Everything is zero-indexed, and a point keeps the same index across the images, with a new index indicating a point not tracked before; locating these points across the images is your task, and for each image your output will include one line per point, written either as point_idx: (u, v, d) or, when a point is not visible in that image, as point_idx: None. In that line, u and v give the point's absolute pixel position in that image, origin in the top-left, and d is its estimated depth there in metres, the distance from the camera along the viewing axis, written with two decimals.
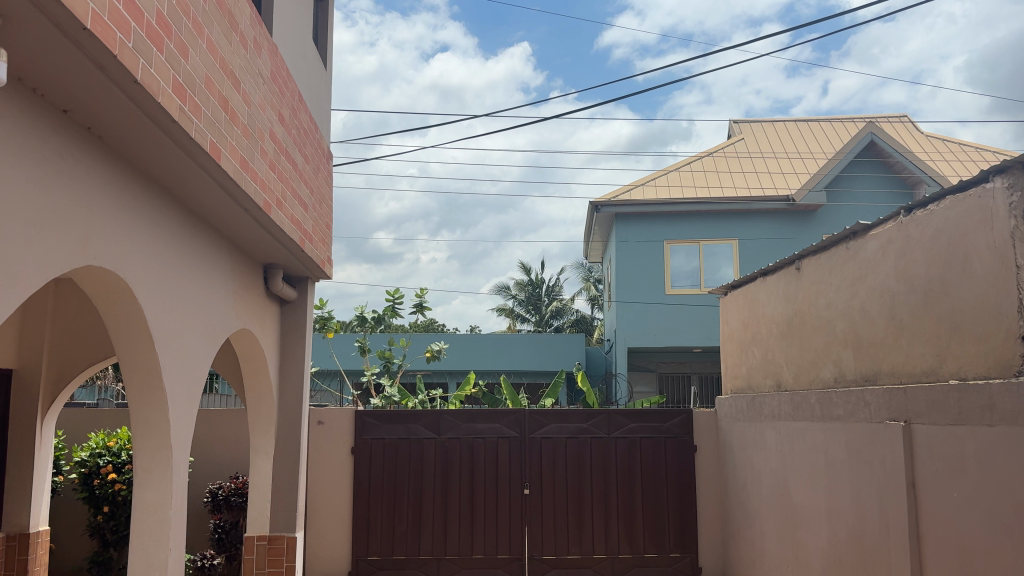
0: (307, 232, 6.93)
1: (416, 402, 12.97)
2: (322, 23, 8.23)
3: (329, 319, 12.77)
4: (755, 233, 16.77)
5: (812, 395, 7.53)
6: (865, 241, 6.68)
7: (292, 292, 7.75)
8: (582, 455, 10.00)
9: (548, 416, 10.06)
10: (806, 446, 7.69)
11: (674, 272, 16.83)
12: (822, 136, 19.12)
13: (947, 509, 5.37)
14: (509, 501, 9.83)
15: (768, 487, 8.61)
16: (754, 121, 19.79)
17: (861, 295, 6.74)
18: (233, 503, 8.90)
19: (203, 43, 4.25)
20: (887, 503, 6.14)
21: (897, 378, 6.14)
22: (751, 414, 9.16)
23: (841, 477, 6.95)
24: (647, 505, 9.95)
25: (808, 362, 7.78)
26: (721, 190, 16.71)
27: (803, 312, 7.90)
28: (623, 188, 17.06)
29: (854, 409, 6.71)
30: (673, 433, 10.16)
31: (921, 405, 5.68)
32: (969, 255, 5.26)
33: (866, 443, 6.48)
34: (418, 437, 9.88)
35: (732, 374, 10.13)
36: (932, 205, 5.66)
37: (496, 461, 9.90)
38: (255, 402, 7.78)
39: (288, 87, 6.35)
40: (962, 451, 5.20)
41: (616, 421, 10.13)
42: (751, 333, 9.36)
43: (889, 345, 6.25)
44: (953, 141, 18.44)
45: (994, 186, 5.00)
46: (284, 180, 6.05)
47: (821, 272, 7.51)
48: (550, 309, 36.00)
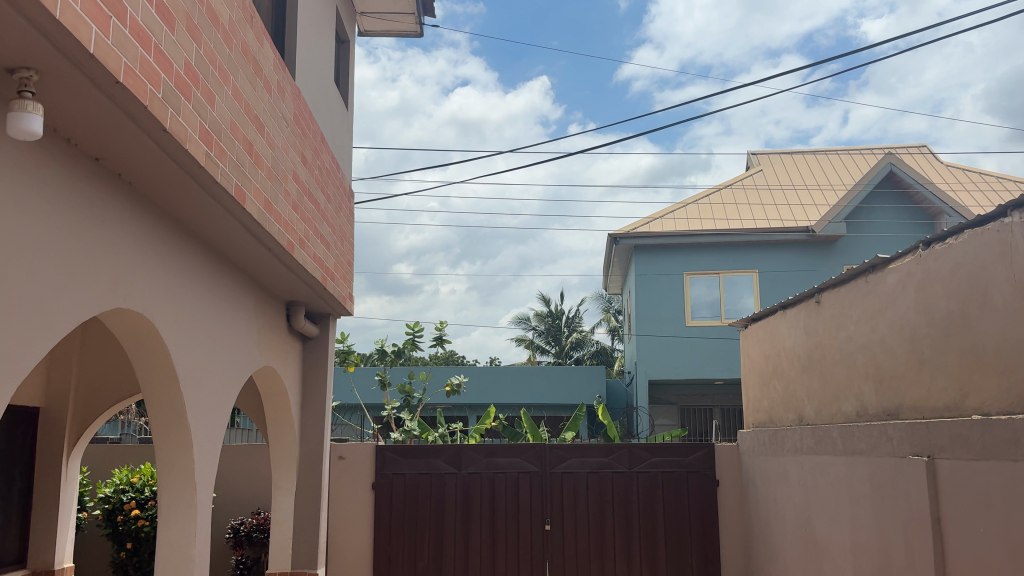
0: (329, 270, 7.03)
1: (437, 436, 12.97)
2: (344, 65, 8.41)
3: (351, 352, 12.85)
4: (774, 264, 16.75)
5: (834, 429, 7.49)
6: (885, 274, 6.68)
7: (314, 328, 7.83)
8: (604, 490, 9.95)
9: (569, 450, 10.05)
10: (829, 480, 7.63)
11: (694, 303, 16.80)
12: (841, 167, 19.12)
13: (973, 547, 5.30)
14: (531, 536, 9.79)
15: (791, 522, 8.52)
16: (773, 153, 19.82)
17: (881, 328, 6.73)
18: (256, 539, 8.92)
19: (229, 90, 4.38)
20: (912, 541, 6.06)
21: (920, 412, 6.11)
22: (773, 448, 9.10)
23: (865, 513, 6.89)
24: (670, 541, 9.87)
25: (830, 395, 7.74)
26: (740, 222, 16.75)
27: (824, 345, 7.88)
28: (641, 221, 17.13)
29: (876, 444, 6.68)
30: (696, 467, 10.09)
31: (944, 440, 5.64)
32: (989, 289, 5.26)
33: (890, 478, 6.43)
34: (438, 472, 9.89)
35: (754, 408, 10.08)
36: (951, 239, 5.68)
37: (517, 496, 9.88)
38: (277, 438, 7.83)
39: (310, 129, 6.47)
40: (987, 487, 5.15)
41: (638, 455, 10.07)
42: (773, 366, 9.31)
43: (912, 379, 6.22)
44: (974, 171, 18.32)
45: (1013, 221, 5.02)
46: (307, 220, 6.16)
47: (841, 305, 7.50)
48: (570, 340, 35.97)
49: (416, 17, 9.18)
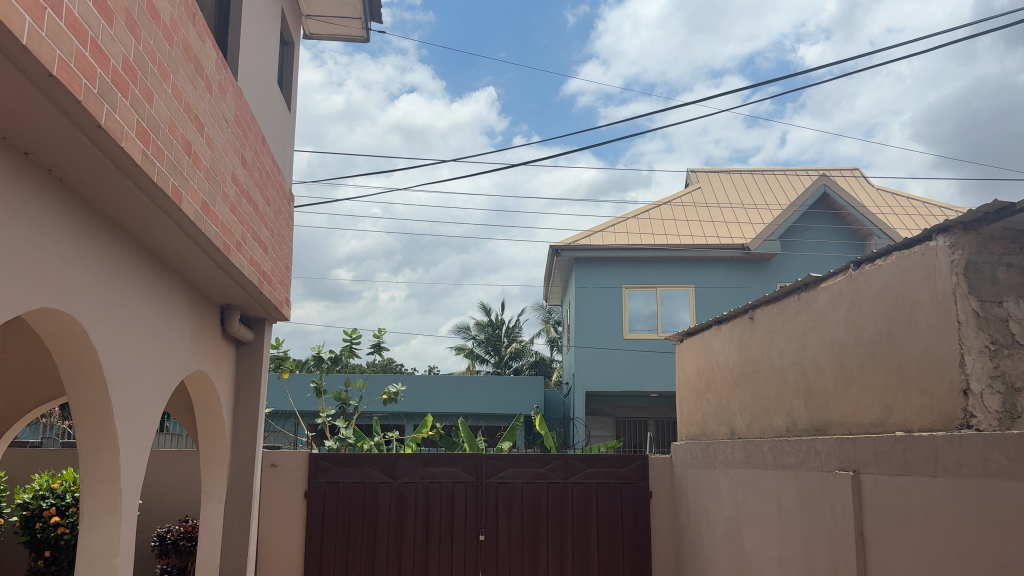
0: (266, 274, 6.91)
1: (372, 444, 12.84)
2: (287, 66, 8.32)
3: (286, 358, 12.64)
4: (710, 280, 17.04)
5: (764, 444, 7.65)
6: (816, 293, 6.86)
7: (249, 333, 7.68)
8: (538, 501, 9.98)
9: (505, 460, 10.02)
10: (758, 493, 7.78)
11: (632, 315, 17.01)
12: (776, 187, 19.60)
13: (893, 560, 5.46)
14: (464, 546, 9.76)
15: (721, 534, 8.67)
16: (712, 171, 20.22)
17: (812, 345, 6.91)
18: (182, 548, 8.71)
19: (169, 88, 4.29)
20: (837, 553, 6.21)
21: (847, 428, 6.29)
22: (704, 461, 9.25)
23: (792, 526, 7.04)
24: (602, 551, 9.95)
25: (761, 410, 7.92)
26: (678, 238, 17.04)
27: (756, 360, 8.05)
28: (582, 234, 17.29)
29: (804, 458, 6.83)
30: (629, 479, 10.20)
31: (869, 456, 5.80)
32: (914, 309, 5.44)
33: (817, 492, 6.58)
34: (373, 481, 9.79)
35: (687, 421, 10.24)
36: (880, 260, 5.86)
37: (452, 506, 9.83)
38: (207, 444, 7.65)
39: (251, 131, 6.36)
40: (909, 502, 5.30)
41: (573, 466, 10.12)
42: (706, 380, 9.50)
43: (840, 396, 6.41)
44: (901, 195, 18.97)
45: (938, 244, 5.21)
46: (244, 222, 6.04)
47: (773, 322, 7.68)
48: (509, 350, 36.08)
49: (363, 23, 9.13)
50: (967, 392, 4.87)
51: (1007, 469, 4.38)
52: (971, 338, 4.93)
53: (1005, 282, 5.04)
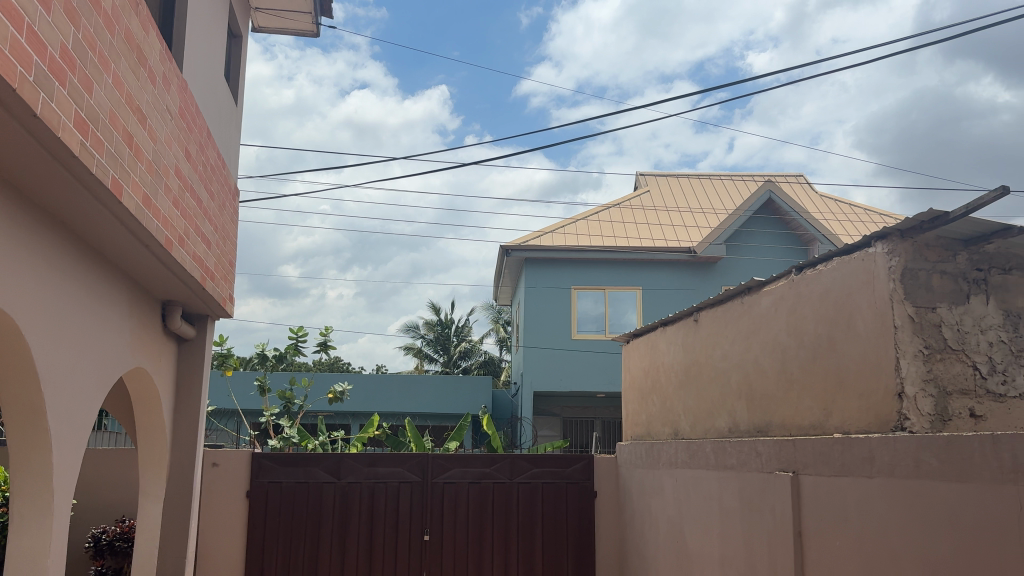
0: (209, 269, 6.78)
1: (317, 444, 12.70)
2: (234, 60, 8.18)
3: (230, 355, 12.43)
4: (657, 282, 17.23)
5: (707, 444, 7.76)
6: (759, 296, 6.98)
7: (191, 330, 7.54)
8: (484, 500, 9.97)
9: (451, 460, 10.00)
10: (701, 493, 7.89)
11: (580, 316, 17.11)
12: (723, 192, 19.90)
13: (829, 558, 5.58)
14: (408, 546, 9.71)
15: (664, 534, 8.76)
16: (661, 174, 20.44)
17: (754, 348, 7.03)
18: (118, 548, 8.50)
19: (109, 78, 4.19)
20: (776, 552, 6.32)
21: (787, 430, 6.42)
22: (648, 461, 9.34)
23: (733, 525, 7.14)
24: (547, 551, 9.99)
25: (705, 411, 8.03)
26: (626, 241, 17.19)
27: (700, 362, 8.17)
28: (532, 234, 17.34)
29: (745, 459, 6.95)
30: (575, 479, 10.26)
31: (808, 457, 5.92)
32: (853, 314, 5.57)
33: (757, 492, 6.70)
34: (317, 481, 9.68)
35: (632, 421, 10.34)
36: (821, 265, 5.99)
37: (397, 506, 9.78)
38: (146, 442, 7.48)
39: (195, 124, 6.25)
40: (845, 502, 5.43)
41: (519, 466, 10.14)
42: (651, 381, 9.60)
43: (780, 397, 6.54)
44: (844, 203, 19.38)
45: (876, 251, 5.35)
46: (187, 217, 5.92)
47: (717, 324, 7.80)
48: (459, 350, 36.01)
49: (313, 17, 9.03)
50: (902, 396, 5.00)
51: (938, 470, 4.51)
52: (906, 343, 5.07)
53: (939, 289, 5.20)
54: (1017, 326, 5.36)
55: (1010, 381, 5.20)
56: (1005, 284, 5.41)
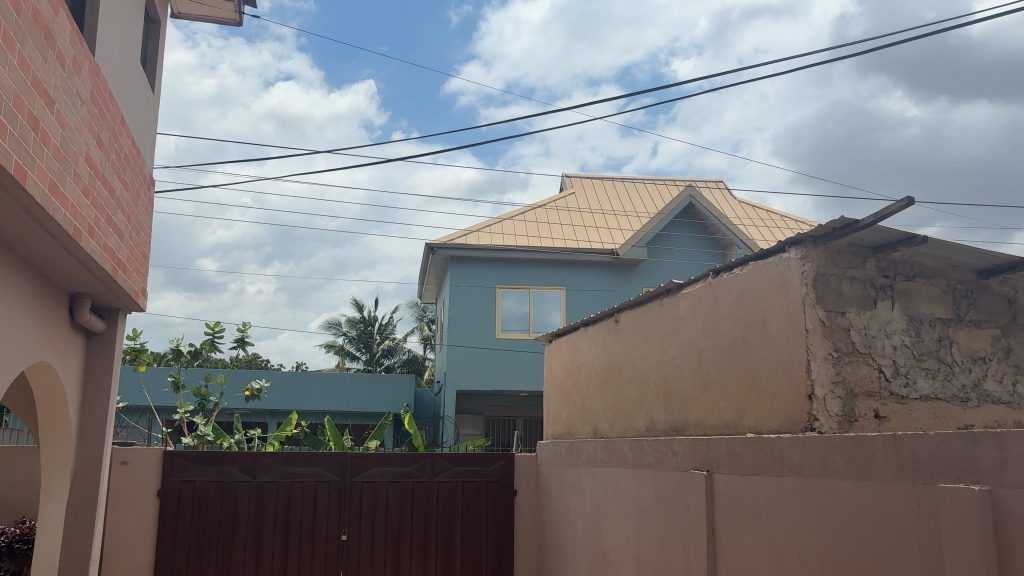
0: (121, 261, 6.55)
1: (232, 442, 12.41)
2: (151, 45, 7.93)
3: (143, 350, 12.04)
4: (580, 283, 17.39)
5: (625, 443, 7.87)
6: (677, 299, 7.12)
7: (100, 323, 7.27)
8: (403, 500, 9.90)
9: (371, 459, 9.90)
10: (618, 492, 8.00)
11: (504, 316, 17.16)
12: (646, 195, 20.24)
13: (740, 555, 5.73)
14: (325, 546, 9.57)
15: (582, 532, 8.86)
16: (585, 177, 20.66)
17: (671, 349, 7.17)
18: (17, 551, 8.12)
19: (15, 59, 4.01)
20: (689, 550, 6.45)
21: (702, 430, 6.56)
22: (567, 460, 9.43)
23: (649, 524, 7.25)
24: (466, 550, 9.97)
25: (624, 410, 8.15)
26: (551, 241, 17.32)
27: (620, 361, 8.28)
28: (457, 232, 17.30)
29: (662, 458, 7.07)
30: (495, 477, 10.29)
31: (721, 456, 6.06)
32: (766, 317, 5.73)
33: (673, 491, 6.82)
34: (231, 480, 9.46)
35: (553, 420, 10.42)
36: (737, 269, 6.14)
37: (314, 506, 9.62)
38: (49, 440, 7.18)
39: (108, 110, 6.03)
40: (756, 500, 5.57)
41: (440, 465, 10.11)
42: (572, 380, 9.70)
43: (696, 398, 6.68)
44: (761, 209, 19.95)
45: (790, 256, 5.51)
46: (98, 206, 5.70)
47: (637, 325, 7.92)
48: (382, 348, 35.71)
49: (236, 5, 8.82)
50: (812, 397, 5.17)
51: (844, 470, 4.67)
52: (817, 345, 5.24)
53: (848, 294, 5.40)
54: (919, 330, 5.60)
55: (912, 383, 5.44)
56: (909, 291, 5.64)
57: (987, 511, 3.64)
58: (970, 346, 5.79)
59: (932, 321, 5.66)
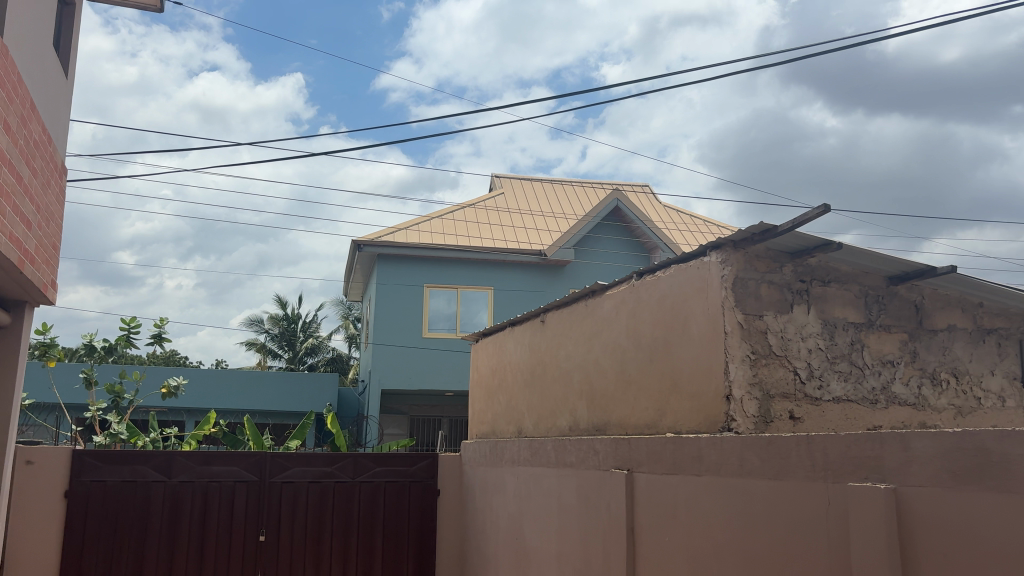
0: (29, 252, 6.27)
1: (147, 441, 12.04)
2: (66, 29, 7.63)
3: (53, 345, 11.57)
4: (508, 283, 17.42)
5: (548, 443, 7.91)
6: (602, 300, 7.20)
7: (5, 316, 6.95)
8: (324, 500, 9.75)
9: (291, 459, 9.71)
10: (540, 491, 8.04)
11: (431, 315, 17.08)
12: (574, 197, 20.41)
13: (658, 553, 5.82)
14: (242, 547, 9.36)
15: (504, 531, 8.88)
16: (515, 177, 20.72)
17: (595, 349, 7.24)
18: None
19: None
20: (609, 548, 6.52)
21: (624, 429, 6.65)
22: (491, 459, 9.44)
23: (570, 523, 7.32)
24: (387, 550, 9.89)
25: (548, 410, 8.20)
26: (479, 241, 17.31)
27: (545, 361, 8.33)
28: (385, 230, 17.13)
29: (584, 457, 7.14)
30: (418, 477, 10.24)
31: (641, 456, 6.15)
32: (687, 319, 5.83)
33: (593, 489, 6.89)
34: (145, 480, 9.16)
35: (478, 420, 10.42)
36: (660, 272, 6.24)
37: (232, 506, 9.41)
38: None
39: (17, 93, 5.77)
40: (674, 498, 5.67)
41: (362, 465, 9.99)
42: (497, 380, 9.71)
43: (619, 398, 6.77)
44: (685, 213, 20.33)
45: (711, 260, 5.61)
46: (5, 194, 5.45)
47: (562, 326, 7.98)
48: (305, 346, 35.16)
49: None
50: (729, 398, 5.28)
51: (758, 469, 4.79)
52: (735, 348, 5.36)
53: (765, 298, 5.54)
54: (833, 334, 5.78)
55: (825, 385, 5.63)
56: (824, 295, 5.81)
57: (891, 510, 3.78)
58: (880, 350, 6.00)
59: (845, 325, 5.85)
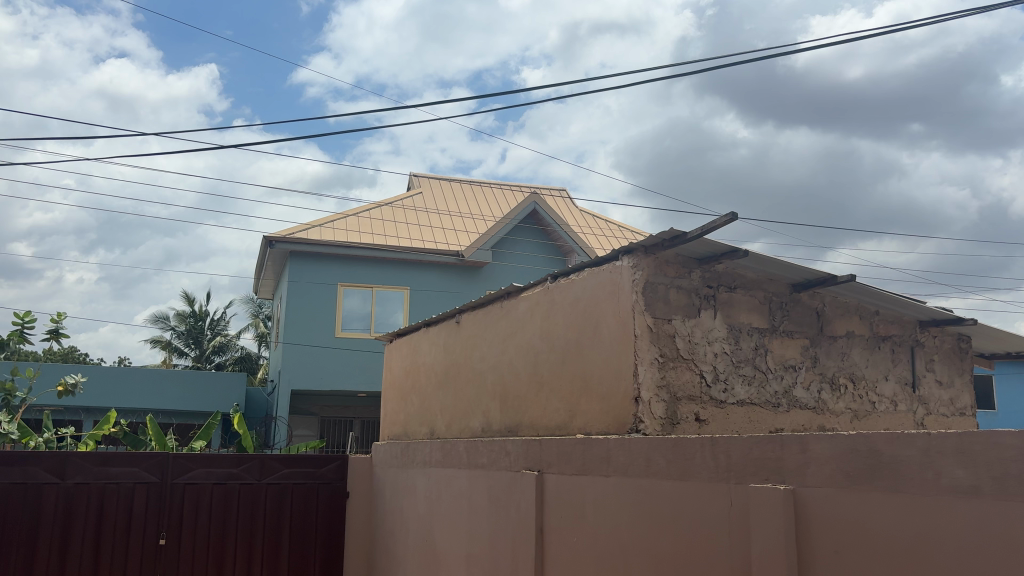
0: None
1: (40, 442, 11.50)
2: None
3: None
4: (424, 284, 17.33)
5: (459, 444, 7.90)
6: (517, 301, 7.22)
7: None
8: (228, 503, 9.49)
9: (195, 460, 9.41)
10: (451, 492, 8.01)
11: (345, 314, 16.85)
12: (492, 199, 20.44)
13: (565, 553, 5.87)
14: (140, 551, 9.04)
15: (413, 533, 8.82)
16: (433, 177, 20.62)
17: (509, 351, 7.26)
18: None
19: None
20: (518, 549, 6.54)
21: (535, 430, 6.69)
22: (402, 460, 9.36)
23: (480, 524, 7.31)
24: (293, 553, 9.71)
25: (460, 411, 8.19)
26: (396, 240, 17.16)
27: (459, 362, 8.32)
28: (299, 227, 16.81)
29: (495, 458, 7.14)
30: (326, 479, 10.08)
31: (552, 456, 6.20)
32: (599, 321, 5.90)
33: (503, 490, 6.90)
34: (37, 482, 8.72)
35: (390, 421, 10.32)
36: (574, 274, 6.29)
37: (130, 509, 9.06)
38: None
39: None
40: (583, 499, 5.73)
41: (269, 466, 9.74)
42: (411, 380, 9.64)
43: (531, 399, 6.81)
44: (601, 218, 20.61)
45: (623, 264, 5.68)
46: None
47: (477, 327, 7.97)
48: (213, 344, 34.22)
49: None
50: (638, 400, 5.37)
51: (665, 470, 4.88)
52: (644, 351, 5.45)
53: (674, 303, 5.66)
54: (738, 339, 5.94)
55: (729, 389, 5.79)
56: (730, 301, 5.97)
57: (789, 510, 3.90)
58: (782, 355, 6.20)
59: (749, 330, 6.03)
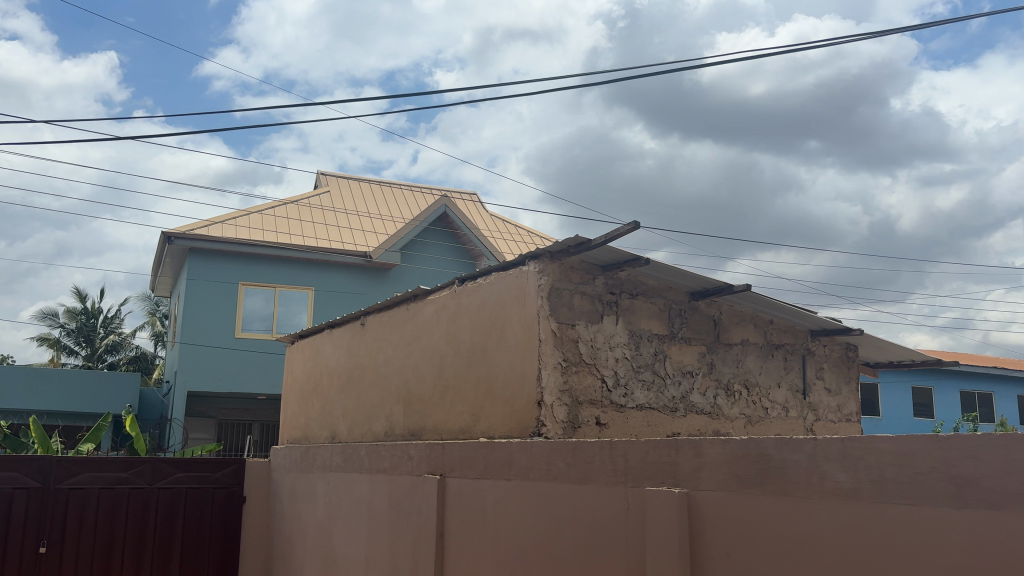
0: None
1: None
2: None
3: None
4: (330, 285, 17.06)
5: (361, 448, 7.80)
6: (423, 304, 7.18)
7: None
8: (116, 509, 9.11)
9: (80, 464, 8.99)
10: (351, 497, 7.90)
11: (246, 314, 16.43)
12: (401, 201, 20.28)
13: (466, 557, 5.86)
14: (18, 560, 8.60)
15: (312, 538, 8.66)
16: (341, 176, 20.32)
17: (414, 354, 7.21)
18: None
19: None
20: (418, 553, 6.49)
21: (438, 434, 6.66)
22: (302, 464, 9.17)
23: (380, 529, 7.23)
24: (185, 560, 9.40)
25: (363, 415, 8.09)
26: (302, 240, 16.83)
27: (363, 364, 8.21)
28: (200, 223, 16.29)
29: (397, 462, 7.08)
30: (222, 484, 9.78)
31: (454, 460, 6.18)
32: (504, 325, 5.93)
33: (405, 494, 6.85)
34: None
35: (290, 425, 10.11)
36: (481, 278, 6.30)
37: (8, 515, 8.60)
38: None
39: None
40: (484, 503, 5.73)
41: (161, 471, 9.39)
42: (313, 383, 9.47)
43: (435, 403, 6.78)
44: (510, 223, 20.70)
45: (529, 269, 5.72)
46: None
47: (382, 329, 7.89)
48: (105, 342, 32.85)
49: None
50: (541, 404, 5.41)
51: (565, 473, 4.93)
52: (548, 355, 5.50)
53: (578, 308, 5.73)
54: (638, 345, 6.07)
55: (629, 394, 5.91)
56: (632, 308, 6.09)
57: (684, 512, 4.00)
58: (680, 361, 6.36)
59: (649, 337, 6.16)
